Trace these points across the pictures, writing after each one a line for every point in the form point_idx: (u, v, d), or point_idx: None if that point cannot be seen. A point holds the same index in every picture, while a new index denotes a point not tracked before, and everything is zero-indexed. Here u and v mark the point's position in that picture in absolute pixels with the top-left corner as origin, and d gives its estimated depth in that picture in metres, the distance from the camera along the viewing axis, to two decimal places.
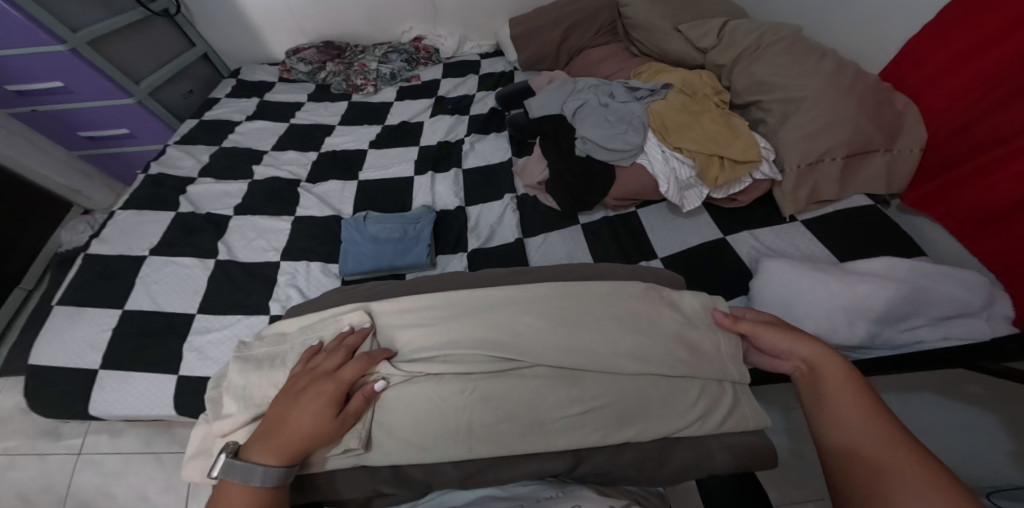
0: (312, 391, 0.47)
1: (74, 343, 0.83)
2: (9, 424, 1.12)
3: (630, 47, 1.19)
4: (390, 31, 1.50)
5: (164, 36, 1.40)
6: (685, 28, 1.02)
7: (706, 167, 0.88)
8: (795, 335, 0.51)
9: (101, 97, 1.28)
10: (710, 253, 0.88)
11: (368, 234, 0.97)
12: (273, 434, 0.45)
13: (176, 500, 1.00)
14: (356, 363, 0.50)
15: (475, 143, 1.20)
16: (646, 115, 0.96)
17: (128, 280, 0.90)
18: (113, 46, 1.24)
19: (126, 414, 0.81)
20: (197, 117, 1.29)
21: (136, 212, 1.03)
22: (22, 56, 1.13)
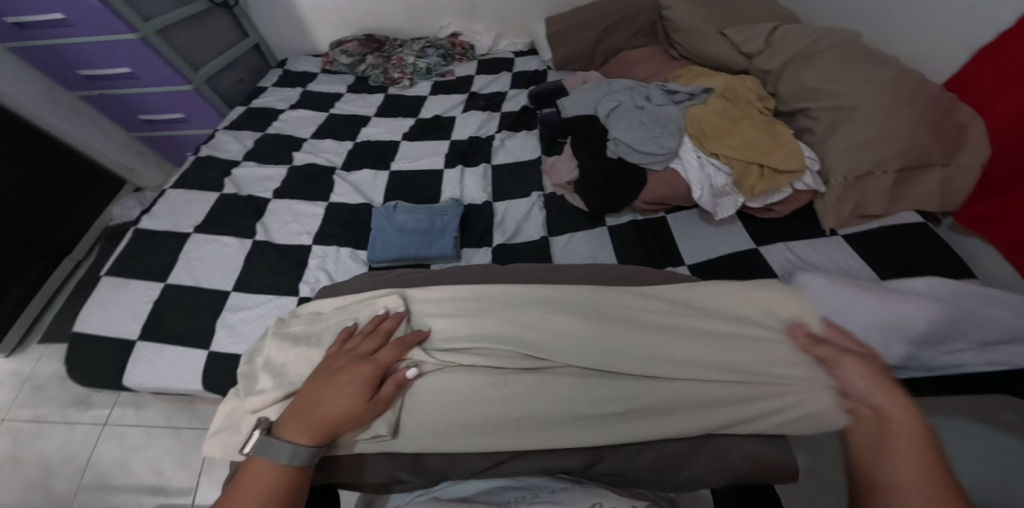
0: (346, 372, 0.48)
1: (119, 312, 0.86)
2: (45, 390, 1.17)
3: (670, 51, 1.17)
4: (428, 26, 1.51)
5: (221, 26, 1.44)
6: (730, 31, 1.00)
7: (743, 175, 0.86)
8: (873, 370, 0.46)
9: (163, 83, 1.32)
10: (741, 263, 0.86)
11: (396, 223, 0.98)
12: (306, 414, 0.45)
13: (190, 474, 1.03)
14: (391, 349, 0.51)
15: (505, 140, 1.20)
16: (683, 119, 0.94)
17: (172, 256, 0.94)
18: (178, 34, 1.29)
19: (157, 387, 0.83)
20: (245, 104, 1.33)
21: (185, 191, 1.07)
22: (99, 43, 1.20)
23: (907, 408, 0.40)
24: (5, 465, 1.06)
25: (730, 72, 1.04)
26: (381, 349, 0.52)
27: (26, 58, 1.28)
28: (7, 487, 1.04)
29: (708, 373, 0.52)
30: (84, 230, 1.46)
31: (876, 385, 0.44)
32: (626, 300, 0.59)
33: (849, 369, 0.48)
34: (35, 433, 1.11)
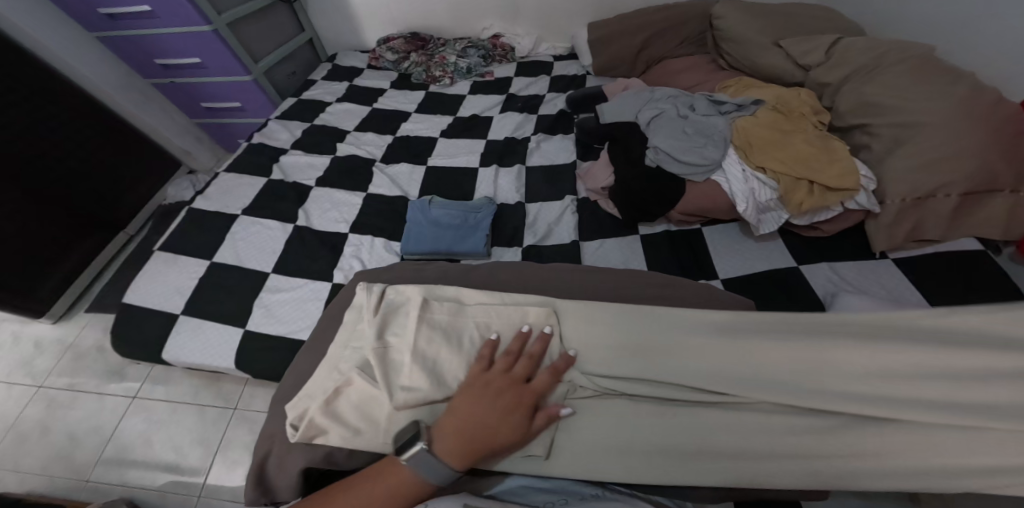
0: (505, 401, 0.47)
1: (167, 287, 0.89)
2: (84, 360, 1.22)
3: (718, 60, 1.16)
4: (471, 26, 1.53)
5: (283, 21, 1.49)
6: (786, 43, 0.99)
7: (792, 190, 0.83)
8: None
9: (227, 74, 1.38)
10: (781, 281, 0.83)
11: (431, 218, 0.99)
12: (468, 441, 0.45)
13: (207, 452, 1.05)
14: (544, 378, 0.49)
15: (541, 142, 1.20)
16: (730, 130, 0.92)
17: (219, 235, 0.97)
18: (244, 27, 1.34)
19: (192, 363, 0.85)
20: (296, 96, 1.37)
21: (236, 175, 1.10)
22: (175, 34, 1.26)
23: None
24: (37, 431, 1.11)
25: (782, 84, 1.02)
26: (536, 378, 0.49)
27: (110, 45, 1.37)
28: (40, 452, 1.08)
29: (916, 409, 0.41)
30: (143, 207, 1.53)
31: None
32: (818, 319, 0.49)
33: None
34: (69, 402, 1.15)
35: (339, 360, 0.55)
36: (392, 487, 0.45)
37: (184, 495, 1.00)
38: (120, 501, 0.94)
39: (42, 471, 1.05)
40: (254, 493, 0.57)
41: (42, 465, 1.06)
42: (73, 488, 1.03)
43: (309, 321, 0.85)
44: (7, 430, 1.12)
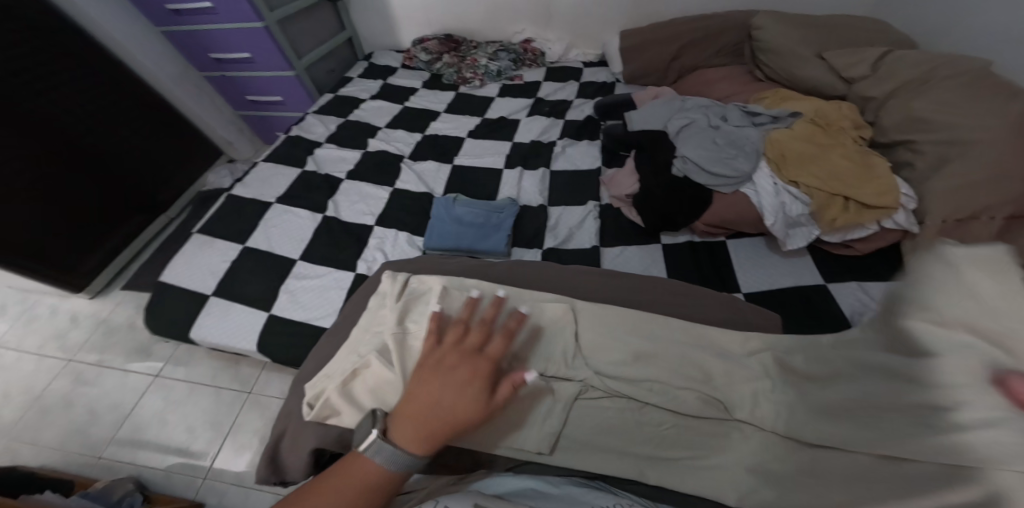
0: (456, 371, 0.43)
1: (201, 268, 0.93)
2: (114, 336, 1.27)
3: (754, 71, 1.14)
4: (503, 30, 1.55)
5: (327, 19, 1.54)
6: (830, 55, 0.97)
7: (825, 207, 0.82)
8: None
9: (273, 68, 1.44)
10: (807, 299, 0.82)
11: (454, 215, 1.00)
12: (424, 423, 0.41)
13: (218, 433, 1.08)
14: (499, 340, 0.45)
15: (566, 147, 1.20)
16: (762, 142, 0.91)
17: (253, 221, 1.00)
18: (292, 25, 1.41)
19: (218, 343, 0.88)
20: (332, 92, 1.41)
21: (273, 165, 1.14)
22: (230, 29, 1.34)
23: None
24: (60, 405, 1.15)
25: (821, 97, 1.00)
26: (489, 344, 0.45)
27: (173, 40, 1.47)
28: (59, 426, 1.11)
29: None
30: (183, 192, 1.57)
31: None
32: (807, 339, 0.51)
33: None
34: (93, 378, 1.20)
35: (360, 344, 0.55)
36: (356, 482, 0.41)
37: (190, 476, 1.02)
38: (128, 479, 0.96)
39: (58, 445, 1.08)
40: (266, 473, 0.59)
41: (58, 440, 1.09)
42: (83, 464, 1.05)
43: (331, 310, 0.87)
44: (31, 402, 1.16)
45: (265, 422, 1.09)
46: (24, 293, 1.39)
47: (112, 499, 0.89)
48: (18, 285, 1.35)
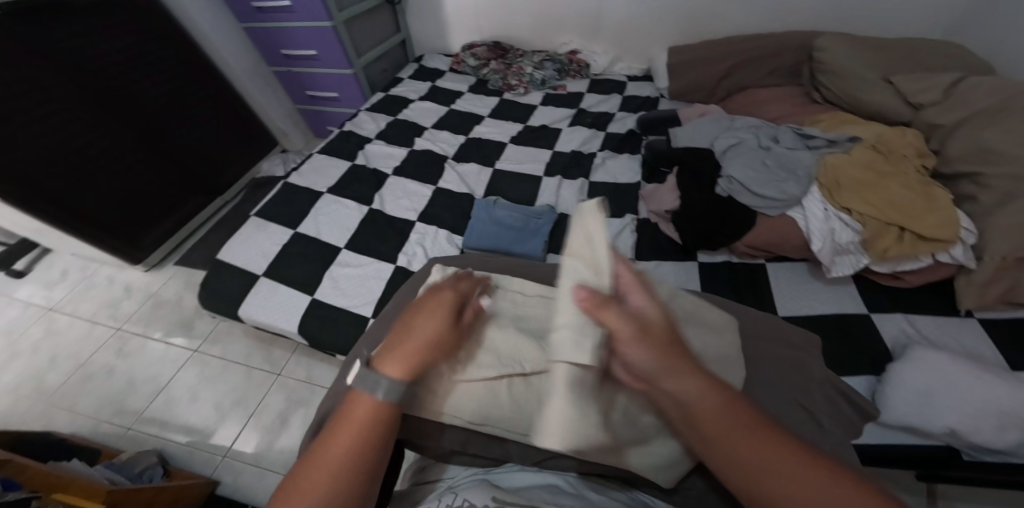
0: (427, 300, 0.46)
1: (256, 248, 0.99)
2: (162, 308, 1.34)
3: (811, 93, 1.13)
4: (550, 40, 1.59)
5: (385, 22, 1.61)
6: (898, 80, 0.95)
7: (877, 236, 0.80)
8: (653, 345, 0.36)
9: (334, 66, 1.51)
10: (846, 327, 0.80)
11: (494, 217, 1.02)
12: (398, 340, 0.43)
13: (245, 413, 1.12)
14: (466, 285, 0.51)
15: (606, 159, 1.21)
16: (816, 167, 0.89)
17: (305, 209, 1.06)
18: (356, 27, 1.48)
19: (262, 322, 0.92)
20: (384, 91, 1.48)
21: (326, 157, 1.21)
22: (301, 27, 1.41)
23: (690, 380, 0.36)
24: (102, 374, 1.21)
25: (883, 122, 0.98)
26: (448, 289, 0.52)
27: (252, 36, 1.53)
28: (98, 393, 1.17)
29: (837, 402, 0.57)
30: (239, 178, 1.68)
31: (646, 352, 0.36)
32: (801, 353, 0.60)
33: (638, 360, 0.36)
34: (136, 349, 1.26)
35: None
36: (359, 419, 0.40)
37: (211, 454, 1.05)
38: (152, 453, 1.00)
39: (93, 413, 1.13)
40: None
41: (95, 407, 1.14)
42: (115, 433, 1.09)
43: (369, 299, 0.90)
44: (76, 368, 1.22)
45: (290, 406, 1.12)
46: (82, 262, 1.49)
47: (134, 471, 0.93)
48: (79, 254, 1.44)
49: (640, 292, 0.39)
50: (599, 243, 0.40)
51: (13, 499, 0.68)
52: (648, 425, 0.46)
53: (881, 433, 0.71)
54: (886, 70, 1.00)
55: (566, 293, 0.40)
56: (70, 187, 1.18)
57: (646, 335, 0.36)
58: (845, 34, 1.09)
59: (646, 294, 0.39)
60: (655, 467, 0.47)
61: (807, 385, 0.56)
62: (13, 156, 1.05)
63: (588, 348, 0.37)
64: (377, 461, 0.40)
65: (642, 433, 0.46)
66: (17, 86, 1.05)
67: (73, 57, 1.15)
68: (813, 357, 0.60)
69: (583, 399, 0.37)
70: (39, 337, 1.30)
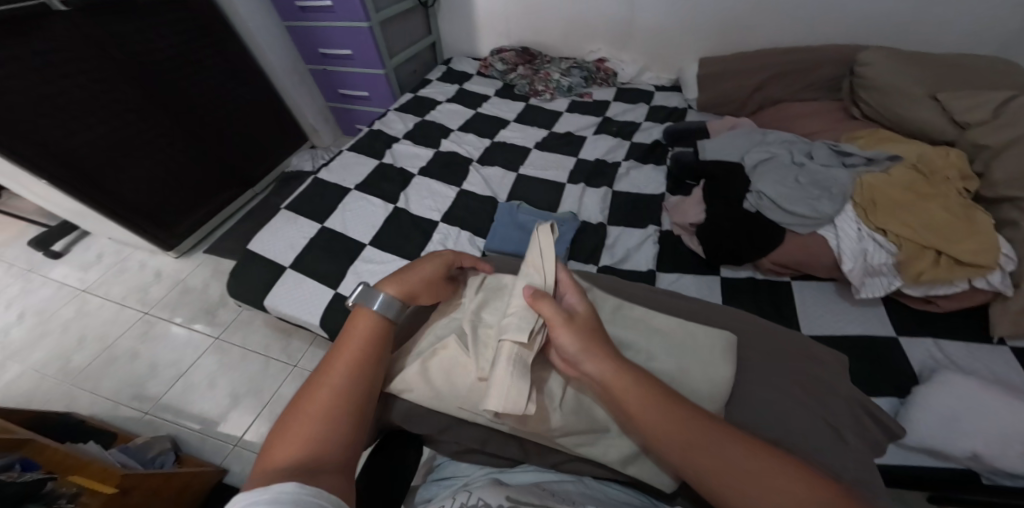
0: (430, 255, 0.58)
1: (285, 240, 1.02)
2: (187, 295, 1.38)
3: (850, 109, 1.09)
4: (578, 47, 1.60)
5: (417, 24, 1.64)
6: (946, 97, 0.90)
7: (913, 258, 0.78)
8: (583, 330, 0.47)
9: (366, 65, 1.54)
10: (871, 350, 0.79)
11: (517, 221, 1.03)
12: (399, 274, 0.55)
13: (259, 403, 1.14)
14: (467, 257, 0.61)
15: (631, 170, 1.20)
16: (853, 185, 0.87)
17: (334, 204, 1.10)
18: (391, 28, 1.51)
19: (285, 313, 0.94)
20: (412, 92, 1.51)
21: (355, 154, 1.25)
22: (339, 28, 1.45)
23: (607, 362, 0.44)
24: (127, 356, 1.25)
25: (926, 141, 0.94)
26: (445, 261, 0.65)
27: (292, 35, 1.58)
28: (120, 376, 1.21)
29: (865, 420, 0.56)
30: (271, 169, 1.73)
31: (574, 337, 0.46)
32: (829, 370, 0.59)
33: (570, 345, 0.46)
34: (160, 333, 1.30)
35: (437, 326, 0.58)
36: (360, 333, 0.48)
37: (223, 442, 1.08)
38: (165, 438, 1.03)
39: (114, 396, 1.16)
40: None
41: (116, 390, 1.18)
42: (133, 417, 1.12)
43: None
44: (102, 350, 1.27)
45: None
46: (116, 246, 1.55)
47: (147, 456, 0.95)
48: (114, 238, 1.51)
49: (573, 293, 0.52)
50: (549, 257, 0.54)
51: (36, 478, 0.67)
52: (598, 416, 0.51)
53: (903, 454, 0.69)
54: (934, 86, 0.95)
55: (519, 293, 0.52)
56: (115, 174, 1.23)
57: (574, 321, 0.47)
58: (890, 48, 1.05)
59: (578, 294, 0.52)
60: (620, 459, 0.50)
61: (831, 402, 0.55)
62: (65, 142, 1.11)
63: (529, 328, 0.48)
64: (377, 362, 0.47)
65: (593, 425, 0.51)
66: (77, 77, 1.12)
67: (125, 49, 1.21)
68: (836, 374, 0.59)
69: (523, 373, 0.46)
70: (70, 316, 1.35)
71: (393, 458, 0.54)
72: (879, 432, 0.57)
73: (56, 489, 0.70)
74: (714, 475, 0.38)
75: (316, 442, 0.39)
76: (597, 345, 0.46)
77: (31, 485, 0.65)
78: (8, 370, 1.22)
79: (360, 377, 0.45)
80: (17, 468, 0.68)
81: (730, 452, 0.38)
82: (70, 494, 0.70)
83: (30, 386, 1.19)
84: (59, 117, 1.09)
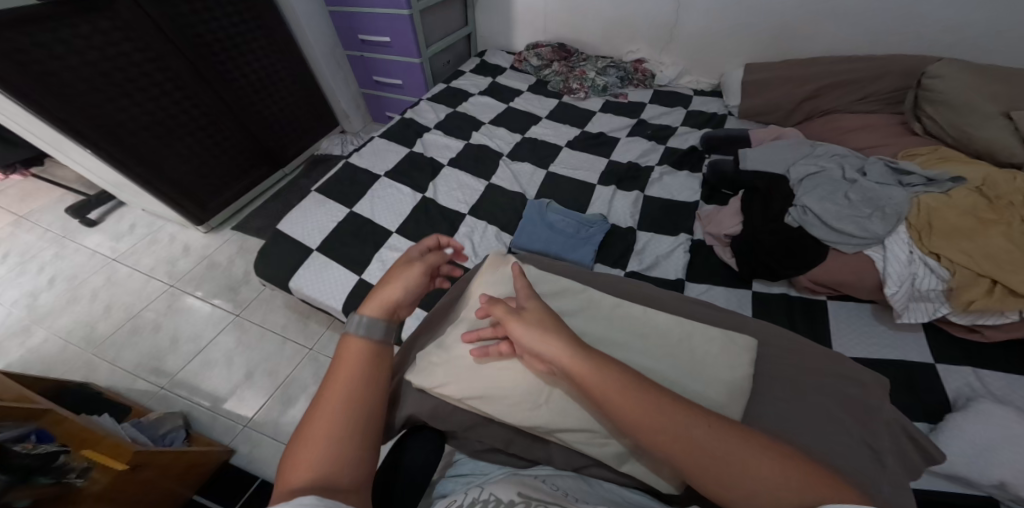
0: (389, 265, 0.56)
1: (313, 223, 1.03)
2: (213, 271, 1.41)
3: (911, 122, 1.04)
4: (617, 47, 1.57)
5: (455, 15, 1.63)
6: (1020, 117, 0.84)
7: (966, 286, 0.73)
8: (540, 321, 0.44)
9: (403, 53, 1.53)
10: (908, 378, 0.74)
11: (545, 219, 1.01)
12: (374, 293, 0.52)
13: (274, 383, 1.15)
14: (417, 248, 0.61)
15: (664, 175, 1.16)
16: (908, 205, 0.83)
17: (363, 190, 1.10)
18: (430, 17, 1.50)
19: (309, 296, 0.95)
20: (445, 83, 1.50)
21: (386, 142, 1.25)
22: (379, 14, 1.45)
23: (570, 353, 0.41)
24: (149, 328, 1.28)
25: (992, 162, 0.89)
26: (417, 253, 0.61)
27: (334, 19, 1.58)
28: (140, 347, 1.23)
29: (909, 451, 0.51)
30: (300, 152, 1.74)
31: (534, 334, 0.43)
32: (880, 395, 0.54)
33: (529, 340, 0.43)
34: (182, 307, 1.32)
35: (469, 321, 0.56)
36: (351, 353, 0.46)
37: (233, 422, 1.09)
38: (177, 415, 1.04)
39: (132, 368, 1.19)
40: None
41: (135, 362, 1.20)
42: (149, 390, 1.14)
43: None
44: (125, 320, 1.30)
45: (317, 382, 1.14)
46: (147, 218, 1.59)
47: (159, 431, 0.97)
48: (146, 210, 1.54)
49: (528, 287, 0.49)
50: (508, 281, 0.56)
51: (48, 452, 0.69)
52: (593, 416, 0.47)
53: (939, 484, 0.65)
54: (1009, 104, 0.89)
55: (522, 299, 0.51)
56: (158, 149, 1.26)
57: (531, 319, 0.44)
58: (961, 62, 0.99)
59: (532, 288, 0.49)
60: (614, 456, 0.47)
61: (872, 425, 0.51)
62: (114, 117, 1.14)
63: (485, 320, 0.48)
64: (383, 362, 0.47)
65: (591, 424, 0.47)
66: (130, 54, 1.13)
67: (181, 30, 1.22)
68: (882, 399, 0.55)
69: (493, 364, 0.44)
70: (99, 284, 1.39)
71: (412, 450, 0.53)
72: (919, 459, 0.52)
73: (68, 462, 0.72)
74: (693, 460, 0.36)
75: (332, 463, 0.38)
76: (562, 336, 0.42)
77: (40, 459, 0.67)
78: (36, 334, 1.26)
79: (367, 388, 0.44)
80: (31, 439, 0.70)
81: (705, 439, 0.36)
82: (80, 469, 0.73)
83: (56, 351, 1.22)
84: (110, 92, 1.11)
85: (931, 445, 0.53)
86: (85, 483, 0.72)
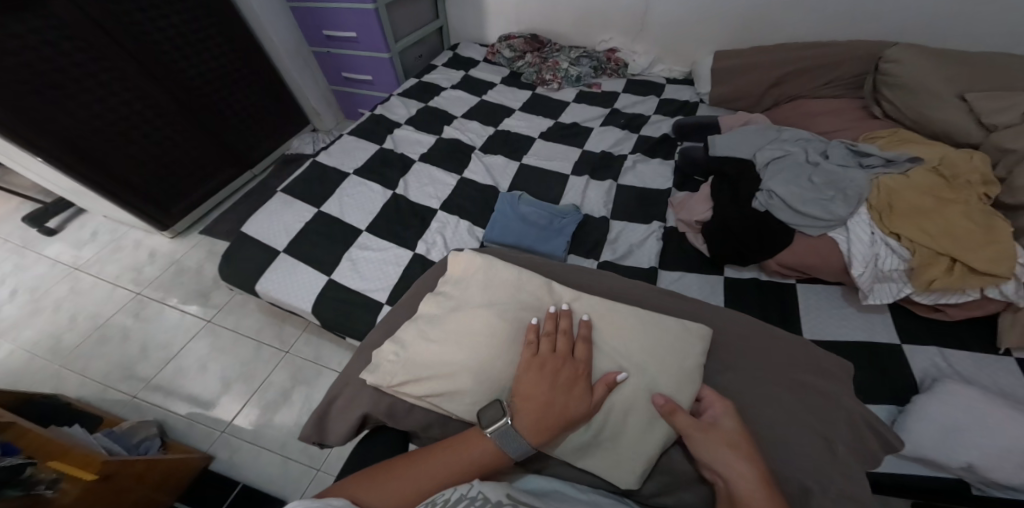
0: (566, 385, 0.44)
1: (279, 224, 1.00)
2: (183, 277, 1.37)
3: (871, 106, 1.06)
4: (589, 37, 1.56)
5: (424, 8, 1.60)
6: (974, 98, 0.86)
7: (926, 265, 0.74)
8: (725, 441, 0.42)
9: (371, 48, 1.50)
10: (869, 357, 0.76)
11: (518, 212, 1.00)
12: (546, 414, 0.43)
13: (249, 387, 1.13)
14: (578, 347, 0.48)
15: (637, 164, 1.16)
16: (869, 187, 0.84)
17: (332, 188, 1.08)
18: (397, 11, 1.47)
19: (276, 297, 0.93)
20: (417, 78, 1.48)
21: (356, 139, 1.22)
22: (344, 9, 1.42)
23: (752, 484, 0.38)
24: (118, 337, 1.24)
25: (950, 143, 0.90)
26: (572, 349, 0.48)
27: (297, 16, 1.55)
28: (109, 357, 1.20)
29: (863, 433, 0.52)
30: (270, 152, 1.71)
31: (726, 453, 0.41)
32: (833, 377, 0.55)
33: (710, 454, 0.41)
34: (153, 314, 1.29)
35: (425, 318, 0.55)
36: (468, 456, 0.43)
37: (208, 428, 1.07)
38: (151, 424, 1.02)
39: (102, 378, 1.16)
40: (309, 431, 0.60)
41: (104, 373, 1.17)
42: (120, 399, 1.12)
43: (386, 284, 0.91)
44: (92, 329, 1.26)
45: (295, 385, 1.12)
46: (113, 224, 1.54)
47: (132, 441, 0.94)
48: (110, 216, 1.49)
49: (719, 406, 0.45)
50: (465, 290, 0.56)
51: (16, 464, 0.66)
52: None
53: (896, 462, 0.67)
54: (964, 85, 0.90)
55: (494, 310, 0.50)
56: (113, 153, 1.22)
57: (718, 438, 0.42)
58: (919, 45, 1.00)
59: (723, 408, 0.45)
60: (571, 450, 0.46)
61: (831, 413, 0.51)
62: (57, 119, 1.09)
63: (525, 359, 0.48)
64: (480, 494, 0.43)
65: None
66: (72, 55, 1.09)
67: (126, 28, 1.17)
68: (841, 383, 0.55)
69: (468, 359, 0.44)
70: (64, 294, 1.35)
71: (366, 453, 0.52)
72: (875, 441, 0.52)
73: (35, 474, 0.70)
74: None
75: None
76: (750, 463, 0.40)
77: (9, 472, 0.64)
78: None
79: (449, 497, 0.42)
80: None
81: None
82: (49, 480, 0.70)
83: (20, 365, 1.18)
84: (51, 94, 1.07)
85: (883, 424, 0.53)
86: (55, 494, 0.70)
